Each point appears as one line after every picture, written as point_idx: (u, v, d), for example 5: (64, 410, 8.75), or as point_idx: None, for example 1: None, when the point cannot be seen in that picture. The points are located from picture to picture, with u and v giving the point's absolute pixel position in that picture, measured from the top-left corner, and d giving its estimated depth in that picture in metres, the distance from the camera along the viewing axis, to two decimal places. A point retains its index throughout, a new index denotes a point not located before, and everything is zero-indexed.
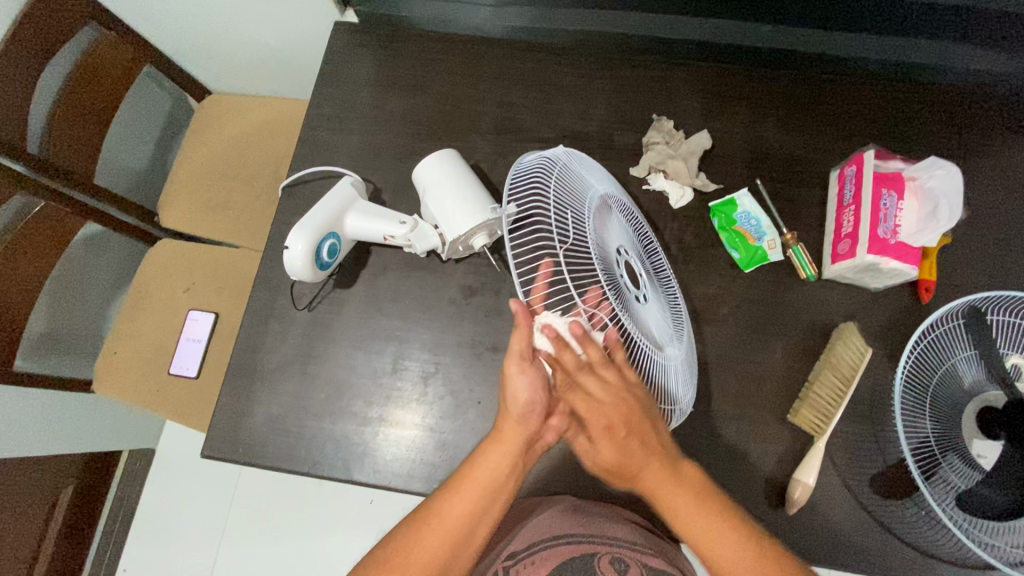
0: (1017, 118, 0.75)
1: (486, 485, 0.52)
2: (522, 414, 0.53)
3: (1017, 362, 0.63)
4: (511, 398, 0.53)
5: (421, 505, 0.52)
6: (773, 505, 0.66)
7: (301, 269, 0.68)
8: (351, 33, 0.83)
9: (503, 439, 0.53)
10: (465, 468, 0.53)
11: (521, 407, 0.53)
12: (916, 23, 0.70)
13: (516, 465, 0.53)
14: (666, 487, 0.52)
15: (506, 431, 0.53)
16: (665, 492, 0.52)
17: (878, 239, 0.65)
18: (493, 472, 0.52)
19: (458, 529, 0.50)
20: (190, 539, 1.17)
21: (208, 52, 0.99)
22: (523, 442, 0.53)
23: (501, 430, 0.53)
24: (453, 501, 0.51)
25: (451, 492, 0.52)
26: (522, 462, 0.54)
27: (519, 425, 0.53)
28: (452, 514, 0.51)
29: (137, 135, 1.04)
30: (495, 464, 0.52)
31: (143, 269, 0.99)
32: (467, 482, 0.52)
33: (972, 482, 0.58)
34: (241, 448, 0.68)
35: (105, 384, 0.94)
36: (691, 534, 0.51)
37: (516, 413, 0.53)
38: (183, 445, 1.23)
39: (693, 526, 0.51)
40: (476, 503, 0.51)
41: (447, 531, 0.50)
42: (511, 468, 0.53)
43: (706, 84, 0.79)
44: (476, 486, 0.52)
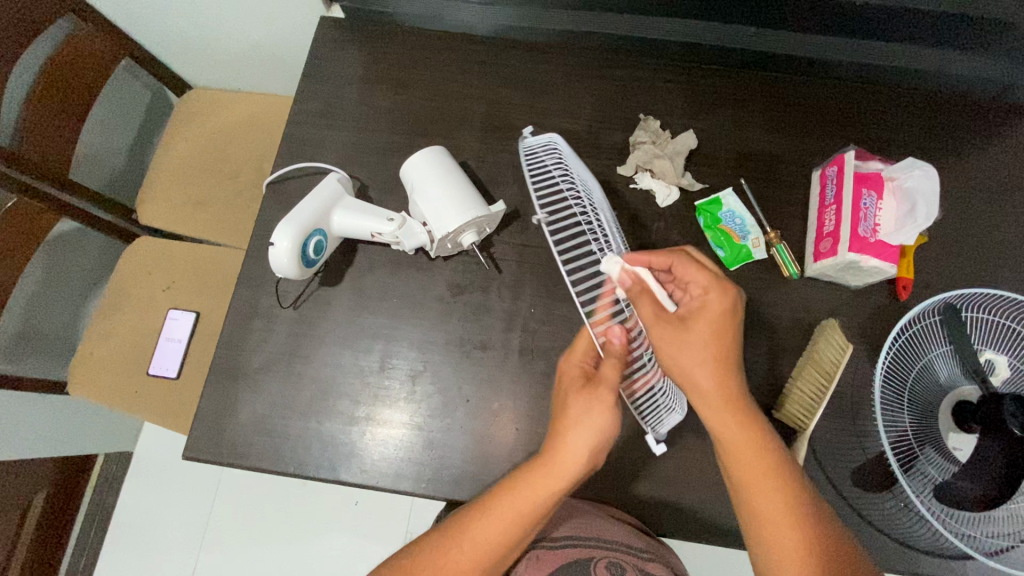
0: (990, 123, 0.78)
1: (523, 517, 0.51)
2: (585, 445, 0.52)
3: (990, 357, 0.66)
4: (572, 424, 0.53)
5: (452, 520, 0.52)
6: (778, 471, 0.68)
7: (287, 266, 0.66)
8: (337, 29, 0.82)
9: (556, 469, 0.52)
10: (503, 493, 0.52)
11: (587, 437, 0.53)
12: (897, 28, 0.72)
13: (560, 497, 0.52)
14: (733, 422, 0.53)
15: (560, 462, 0.52)
16: (723, 420, 0.54)
17: (858, 238, 0.66)
18: (534, 502, 0.51)
19: (490, 555, 0.51)
20: (169, 542, 1.15)
21: (190, 47, 0.97)
22: (575, 477, 0.52)
23: (558, 457, 0.52)
24: (485, 526, 0.51)
25: (483, 517, 0.51)
26: (571, 488, 0.53)
27: (577, 457, 0.52)
28: (484, 540, 0.51)
29: (114, 131, 1.01)
30: (538, 491, 0.51)
31: (121, 267, 0.96)
32: (500, 508, 0.51)
33: (949, 475, 0.60)
34: (225, 449, 0.67)
35: (80, 386, 0.91)
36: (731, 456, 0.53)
37: (575, 442, 0.52)
38: (161, 447, 1.20)
39: (746, 462, 0.53)
40: (506, 536, 0.51)
41: (475, 553, 0.50)
42: (559, 496, 0.52)
43: (691, 84, 0.80)
44: (514, 515, 0.51)
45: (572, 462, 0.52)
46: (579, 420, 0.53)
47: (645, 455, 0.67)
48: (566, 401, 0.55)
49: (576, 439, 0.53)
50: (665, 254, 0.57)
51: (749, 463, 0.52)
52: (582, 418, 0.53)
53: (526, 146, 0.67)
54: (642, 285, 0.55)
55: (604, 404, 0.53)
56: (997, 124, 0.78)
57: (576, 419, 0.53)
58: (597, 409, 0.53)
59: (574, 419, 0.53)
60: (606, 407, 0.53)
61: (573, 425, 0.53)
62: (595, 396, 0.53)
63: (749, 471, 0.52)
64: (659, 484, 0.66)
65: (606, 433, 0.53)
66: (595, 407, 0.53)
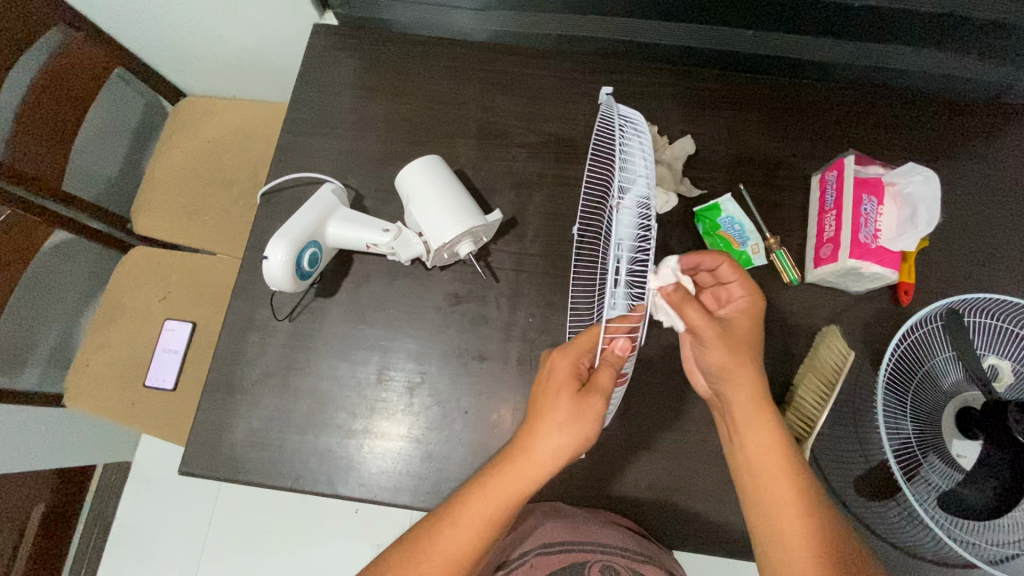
0: (992, 125, 0.77)
1: (487, 516, 0.50)
2: (564, 445, 0.50)
3: (994, 363, 0.64)
4: (551, 428, 0.50)
5: (411, 534, 0.51)
6: None
7: (281, 279, 0.66)
8: (330, 36, 0.81)
9: (528, 471, 0.50)
10: (471, 502, 0.50)
11: (567, 439, 0.50)
12: (897, 31, 0.71)
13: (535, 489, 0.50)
14: (771, 448, 0.53)
15: (530, 461, 0.50)
16: (758, 441, 0.53)
17: (859, 244, 0.66)
18: (501, 500, 0.50)
19: (458, 565, 0.50)
20: (169, 551, 1.15)
21: (183, 54, 0.97)
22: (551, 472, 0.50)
23: (531, 457, 0.50)
24: (448, 536, 0.50)
25: (447, 528, 0.50)
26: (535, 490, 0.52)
27: (555, 456, 0.50)
28: (448, 549, 0.50)
29: (109, 140, 1.01)
30: (509, 495, 0.50)
31: (116, 277, 0.95)
32: (461, 516, 0.50)
33: (954, 483, 0.60)
34: (222, 464, 0.66)
35: (77, 398, 0.91)
36: (765, 479, 0.52)
37: (550, 444, 0.50)
38: (160, 457, 1.20)
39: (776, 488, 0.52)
40: (469, 540, 0.50)
41: (443, 565, 0.49)
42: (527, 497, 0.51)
43: (689, 89, 0.79)
44: (479, 522, 0.50)
45: (544, 462, 0.50)
46: (562, 426, 0.50)
47: (645, 465, 0.66)
48: (550, 403, 0.51)
49: (553, 441, 0.50)
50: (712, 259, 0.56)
51: (786, 513, 0.51)
52: (560, 419, 0.50)
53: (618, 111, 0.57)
54: (683, 295, 0.51)
55: (594, 414, 0.50)
56: (998, 127, 0.77)
57: (556, 421, 0.50)
58: (584, 415, 0.50)
59: (556, 422, 0.50)
60: (595, 416, 0.50)
61: (554, 428, 0.50)
62: (583, 404, 0.50)
63: (773, 491, 0.52)
64: (659, 494, 0.65)
65: (584, 439, 0.50)
66: (583, 417, 0.50)
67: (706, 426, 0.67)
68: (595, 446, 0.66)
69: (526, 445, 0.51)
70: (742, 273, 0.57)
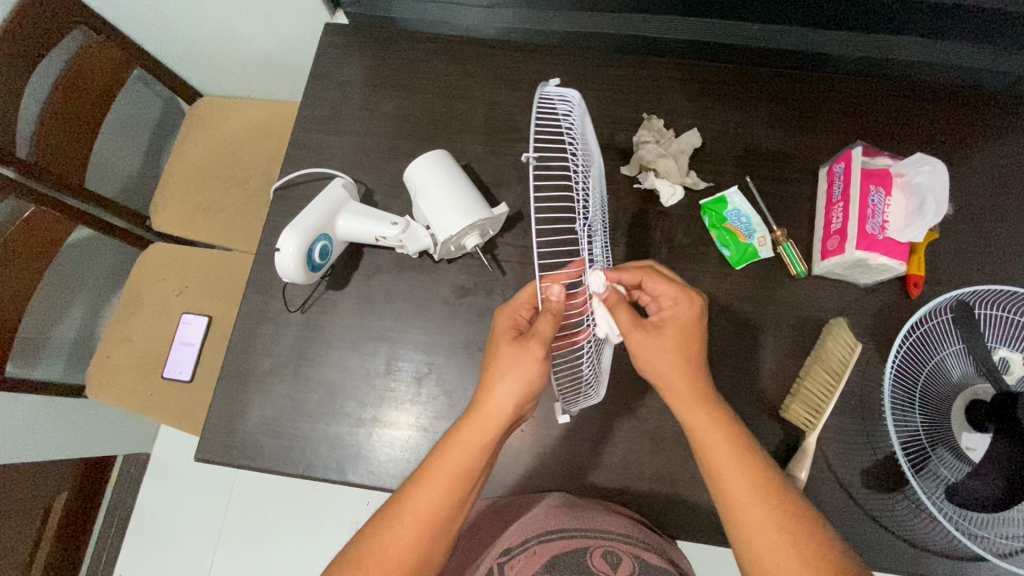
0: (1003, 115, 0.76)
1: (458, 468, 0.50)
2: (512, 392, 0.50)
3: (1005, 356, 0.64)
4: (497, 376, 0.51)
5: (388, 501, 0.50)
6: (778, 465, 0.68)
7: (292, 271, 0.67)
8: (341, 35, 0.83)
9: (483, 421, 0.50)
10: (437, 456, 0.50)
11: (514, 386, 0.50)
12: (905, 22, 0.70)
13: (498, 440, 0.51)
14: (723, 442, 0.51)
15: (487, 414, 0.50)
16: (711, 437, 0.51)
17: (866, 235, 0.65)
18: (465, 453, 0.50)
19: (435, 520, 0.49)
20: (186, 540, 1.17)
21: (200, 55, 0.99)
22: (507, 419, 0.51)
23: (485, 408, 0.51)
24: (420, 493, 0.49)
25: (419, 486, 0.50)
26: (498, 442, 0.52)
27: (505, 403, 0.50)
28: (425, 506, 0.49)
29: (128, 140, 1.03)
30: (468, 444, 0.50)
31: (136, 272, 0.98)
32: (431, 473, 0.50)
33: (961, 475, 0.60)
34: (236, 451, 0.68)
35: (97, 388, 0.93)
36: (717, 469, 0.50)
37: (501, 394, 0.50)
38: (178, 449, 1.23)
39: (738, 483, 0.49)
40: (440, 495, 0.49)
41: (421, 525, 0.49)
42: (487, 449, 0.51)
43: (694, 82, 0.79)
44: (448, 476, 0.50)
45: (499, 412, 0.50)
46: (507, 373, 0.50)
47: None
48: (494, 354, 0.52)
49: (503, 391, 0.50)
50: (636, 270, 0.54)
51: (753, 508, 0.48)
52: (506, 368, 0.51)
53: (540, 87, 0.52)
54: (617, 297, 0.51)
55: (534, 357, 0.50)
56: (1010, 117, 0.76)
57: (502, 371, 0.51)
58: (525, 358, 0.50)
59: (502, 371, 0.51)
60: (535, 359, 0.50)
61: (499, 376, 0.51)
62: (522, 347, 0.50)
63: (736, 486, 0.49)
64: None
65: (533, 383, 0.50)
66: (523, 361, 0.50)
67: None
68: None
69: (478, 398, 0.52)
70: (665, 279, 0.54)
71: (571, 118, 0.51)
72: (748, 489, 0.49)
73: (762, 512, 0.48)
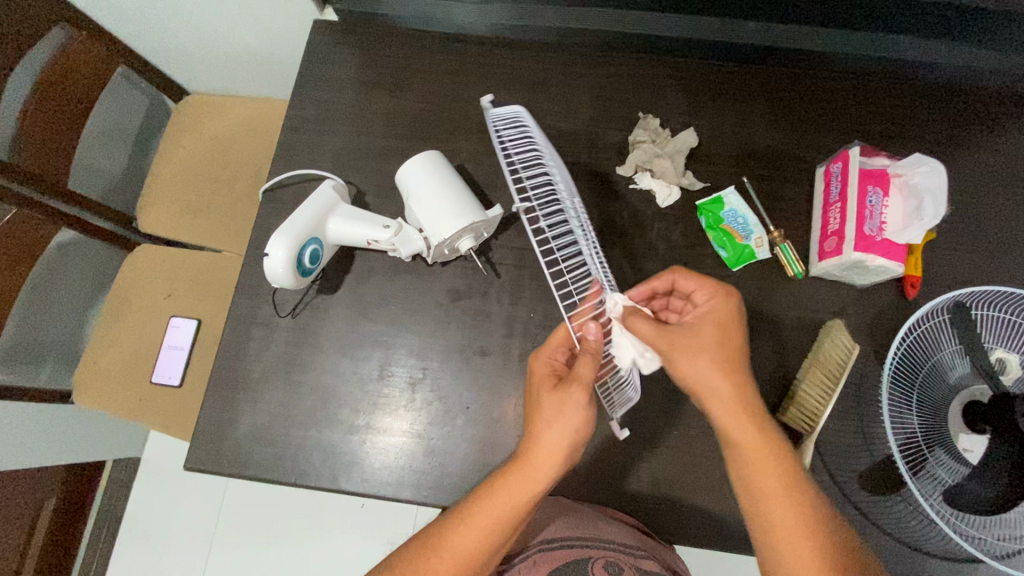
0: (999, 114, 0.76)
1: (504, 514, 0.50)
2: (563, 441, 0.51)
3: (1001, 356, 0.64)
4: (545, 425, 0.52)
5: (430, 532, 0.51)
6: None
7: (282, 276, 0.66)
8: (331, 32, 0.81)
9: (529, 471, 0.51)
10: (482, 499, 0.51)
11: (566, 434, 0.51)
12: (901, 20, 0.70)
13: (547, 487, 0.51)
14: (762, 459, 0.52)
15: (536, 460, 0.51)
16: (747, 459, 0.53)
17: (864, 236, 0.65)
18: (512, 500, 0.50)
19: (473, 562, 0.50)
20: (177, 545, 1.16)
21: (186, 52, 0.97)
22: (557, 469, 0.51)
23: (534, 454, 0.51)
24: (463, 533, 0.50)
25: (463, 525, 0.50)
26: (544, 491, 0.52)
27: (556, 452, 0.51)
28: (465, 547, 0.50)
29: (113, 139, 1.01)
30: (515, 494, 0.50)
31: (123, 275, 0.96)
32: (475, 514, 0.51)
33: (960, 477, 0.59)
34: (227, 460, 0.67)
35: (85, 394, 0.92)
36: (749, 467, 0.53)
37: (552, 440, 0.51)
38: (169, 453, 1.21)
39: (772, 500, 0.51)
40: (486, 537, 0.50)
41: (458, 562, 0.50)
42: (533, 501, 0.51)
43: (690, 81, 0.78)
44: (492, 521, 0.50)
45: (550, 458, 0.51)
46: (553, 421, 0.51)
47: (648, 460, 0.66)
48: (540, 401, 0.53)
49: (554, 438, 0.51)
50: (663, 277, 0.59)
51: (784, 525, 0.50)
52: (557, 418, 0.51)
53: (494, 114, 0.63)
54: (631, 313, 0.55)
55: (579, 403, 0.51)
56: (1006, 116, 0.76)
57: (552, 419, 0.52)
58: (570, 407, 0.51)
59: (549, 418, 0.52)
60: (580, 405, 0.51)
61: (546, 426, 0.52)
62: (567, 394, 0.52)
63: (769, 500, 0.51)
64: (661, 489, 0.65)
65: (579, 431, 0.51)
66: (569, 407, 0.51)
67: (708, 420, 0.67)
68: (597, 441, 0.66)
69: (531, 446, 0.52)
70: (698, 281, 0.58)
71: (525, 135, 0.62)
72: (777, 485, 0.51)
73: (795, 533, 0.50)
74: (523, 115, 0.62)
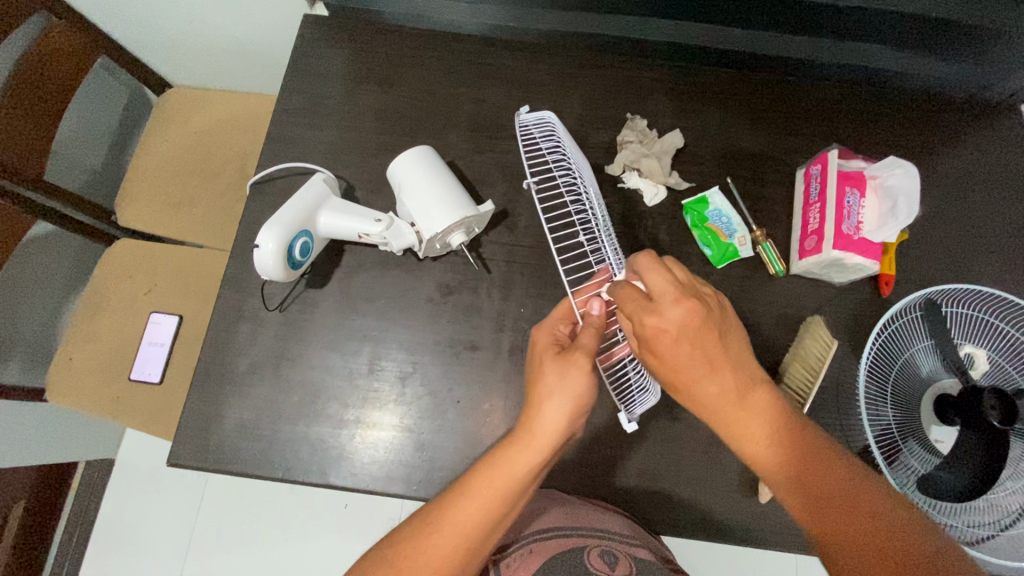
0: (965, 121, 0.80)
1: (504, 489, 0.49)
2: (563, 414, 0.51)
3: (970, 352, 0.67)
4: (545, 396, 0.51)
5: (432, 508, 0.50)
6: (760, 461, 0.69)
7: (272, 268, 0.66)
8: (321, 27, 0.81)
9: (532, 442, 0.51)
10: (482, 473, 0.50)
11: (566, 407, 0.51)
12: (876, 30, 0.73)
13: (545, 465, 0.51)
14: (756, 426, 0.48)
15: (538, 433, 0.51)
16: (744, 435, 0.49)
17: (842, 235, 0.67)
18: (513, 474, 0.49)
19: (471, 539, 0.48)
20: (153, 548, 1.13)
21: (169, 44, 0.96)
22: (551, 447, 0.51)
23: (534, 429, 0.51)
24: (465, 509, 0.49)
25: (463, 500, 0.49)
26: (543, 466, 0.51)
27: (554, 427, 0.51)
28: (466, 523, 0.48)
29: (92, 131, 0.99)
30: (513, 467, 0.50)
31: (100, 270, 0.94)
32: (478, 489, 0.49)
33: (932, 466, 0.62)
34: (212, 455, 0.66)
35: (58, 392, 0.89)
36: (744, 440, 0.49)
37: (550, 413, 0.51)
38: (144, 454, 1.18)
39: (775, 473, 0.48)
40: (488, 514, 0.49)
41: (458, 540, 0.48)
42: (532, 475, 0.50)
43: (676, 84, 0.80)
44: (492, 495, 0.49)
45: (548, 433, 0.51)
46: (554, 391, 0.51)
47: (635, 452, 0.67)
48: (539, 371, 0.53)
49: (552, 410, 0.51)
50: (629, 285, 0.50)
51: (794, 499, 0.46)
52: (557, 390, 0.51)
53: (521, 121, 0.65)
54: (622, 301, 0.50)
55: (581, 369, 0.51)
56: (973, 123, 0.80)
57: (552, 390, 0.51)
58: (573, 375, 0.51)
59: (549, 389, 0.51)
60: (583, 373, 0.51)
61: (547, 396, 0.51)
62: (569, 363, 0.51)
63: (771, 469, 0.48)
64: (648, 481, 0.67)
65: (581, 400, 0.51)
66: (570, 376, 0.51)
67: (693, 412, 0.69)
68: (585, 433, 0.67)
69: (525, 422, 0.52)
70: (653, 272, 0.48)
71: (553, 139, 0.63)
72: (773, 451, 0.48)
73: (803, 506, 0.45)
74: (553, 121, 0.63)
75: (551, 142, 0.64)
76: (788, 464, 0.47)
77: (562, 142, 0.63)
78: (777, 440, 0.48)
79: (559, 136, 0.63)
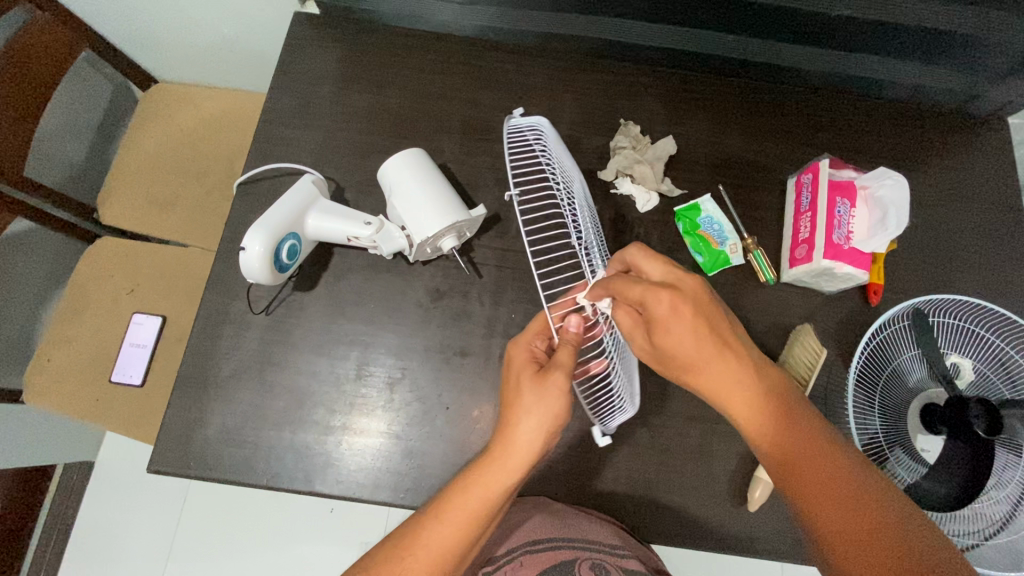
0: (951, 133, 0.81)
1: (478, 509, 0.48)
2: (541, 431, 0.50)
3: (956, 361, 0.67)
4: (521, 413, 0.50)
5: (406, 528, 0.49)
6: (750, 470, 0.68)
7: (257, 270, 0.64)
8: (311, 26, 0.80)
9: (506, 461, 0.50)
10: (454, 494, 0.49)
11: (545, 424, 0.50)
12: (867, 41, 0.73)
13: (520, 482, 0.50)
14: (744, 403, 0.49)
15: (512, 451, 0.50)
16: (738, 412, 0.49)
17: (832, 245, 0.68)
18: (489, 493, 0.49)
19: (446, 560, 0.47)
20: (132, 552, 1.11)
21: (156, 38, 0.94)
22: (529, 463, 0.50)
23: (509, 446, 0.50)
24: (439, 530, 0.48)
25: (437, 521, 0.48)
26: (519, 483, 0.51)
27: (532, 444, 0.50)
28: (441, 544, 0.47)
29: (75, 127, 0.97)
30: (489, 486, 0.49)
31: (81, 269, 0.92)
32: (451, 509, 0.48)
33: (918, 476, 0.61)
34: (194, 461, 0.64)
35: (35, 393, 0.87)
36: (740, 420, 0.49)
37: (526, 430, 0.50)
38: (125, 456, 1.16)
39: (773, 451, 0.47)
40: (463, 534, 0.48)
41: (432, 562, 0.47)
42: (508, 493, 0.49)
43: (669, 92, 0.80)
44: (465, 513, 0.48)
45: (525, 449, 0.50)
46: (531, 410, 0.50)
47: (625, 460, 0.67)
48: (516, 389, 0.52)
49: (529, 426, 0.50)
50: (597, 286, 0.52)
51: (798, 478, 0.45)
52: (533, 409, 0.50)
53: (512, 123, 0.63)
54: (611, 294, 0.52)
55: (558, 390, 0.50)
56: (959, 134, 0.81)
57: (528, 408, 0.50)
58: (550, 395, 0.50)
59: (527, 407, 0.50)
60: (560, 392, 0.50)
61: (522, 414, 0.50)
62: (546, 384, 0.51)
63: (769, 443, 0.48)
64: (638, 489, 0.66)
65: (558, 418, 0.51)
66: (548, 396, 0.50)
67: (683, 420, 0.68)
68: (575, 441, 0.67)
69: (496, 439, 0.51)
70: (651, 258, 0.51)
71: (544, 142, 0.62)
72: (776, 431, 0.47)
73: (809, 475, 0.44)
74: (544, 126, 0.62)
75: (540, 144, 0.62)
76: (783, 442, 0.47)
77: (551, 148, 0.61)
78: (779, 421, 0.48)
79: (547, 141, 0.61)
